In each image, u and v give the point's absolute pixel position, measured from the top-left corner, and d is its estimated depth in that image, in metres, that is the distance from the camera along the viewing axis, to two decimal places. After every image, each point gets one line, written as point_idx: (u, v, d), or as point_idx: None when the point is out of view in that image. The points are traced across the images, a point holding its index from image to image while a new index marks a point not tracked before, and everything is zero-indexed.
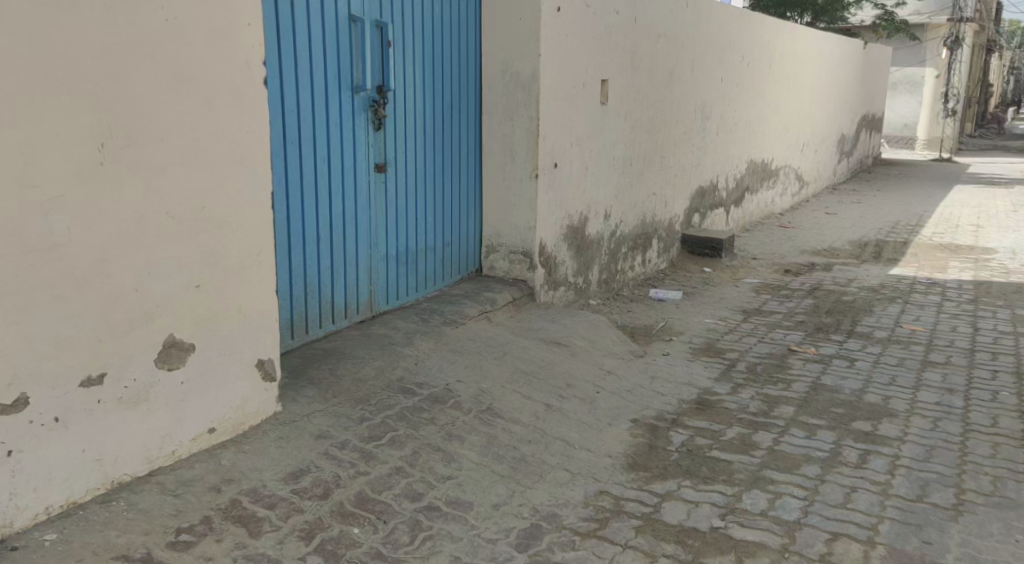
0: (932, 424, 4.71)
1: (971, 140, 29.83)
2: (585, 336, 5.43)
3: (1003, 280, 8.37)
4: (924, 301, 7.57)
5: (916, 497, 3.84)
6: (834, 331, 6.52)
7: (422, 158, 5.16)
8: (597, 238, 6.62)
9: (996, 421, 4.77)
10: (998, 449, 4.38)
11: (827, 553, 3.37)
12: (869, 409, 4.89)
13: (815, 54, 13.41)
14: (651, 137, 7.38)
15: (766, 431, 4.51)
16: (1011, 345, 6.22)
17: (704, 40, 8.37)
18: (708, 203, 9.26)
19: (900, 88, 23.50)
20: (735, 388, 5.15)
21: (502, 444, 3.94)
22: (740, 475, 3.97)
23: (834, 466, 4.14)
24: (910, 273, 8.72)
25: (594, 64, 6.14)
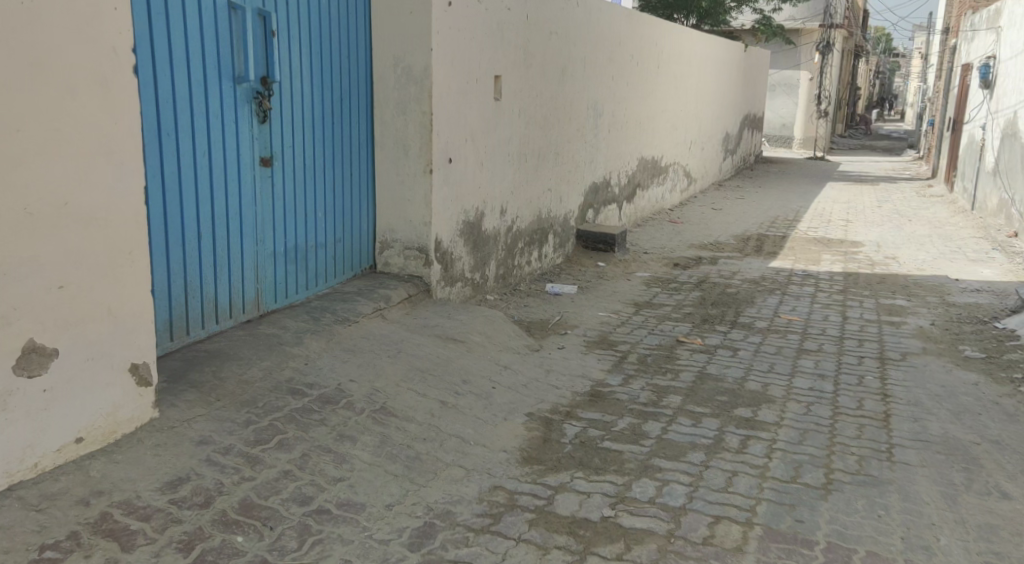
0: (805, 408, 4.95)
1: (843, 140, 31.48)
2: (480, 331, 5.45)
3: (870, 271, 8.88)
4: (800, 291, 7.95)
5: (791, 478, 4.03)
6: (719, 322, 6.76)
7: (310, 152, 5.07)
8: (494, 234, 6.65)
9: (863, 404, 5.05)
10: (865, 430, 4.65)
11: (710, 536, 3.50)
12: (749, 396, 5.09)
13: (700, 56, 13.85)
14: (545, 133, 7.45)
15: (655, 420, 4.64)
16: (876, 332, 6.60)
17: (595, 38, 8.51)
18: (601, 199, 9.43)
19: (778, 89, 24.53)
20: (626, 379, 5.27)
21: (396, 443, 3.91)
22: (630, 465, 4.08)
23: (717, 451, 4.29)
24: (787, 265, 9.14)
25: (487, 60, 6.15)
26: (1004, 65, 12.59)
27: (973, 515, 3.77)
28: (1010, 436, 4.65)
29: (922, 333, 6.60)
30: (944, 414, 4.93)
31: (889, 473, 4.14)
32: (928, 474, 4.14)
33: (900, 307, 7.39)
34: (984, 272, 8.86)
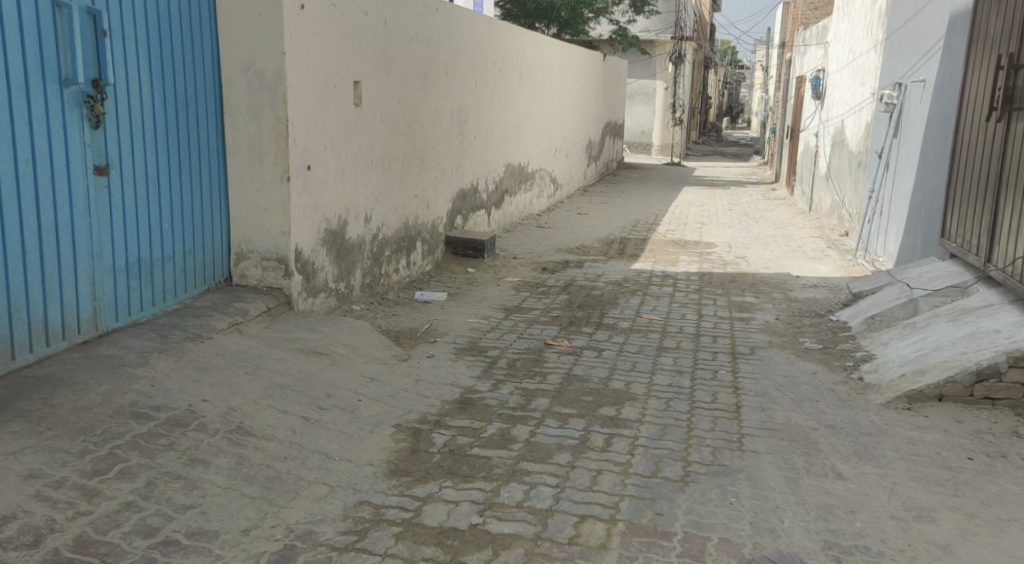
0: (665, 404, 5.10)
1: (698, 147, 32.90)
2: (345, 343, 5.33)
3: (722, 271, 9.29)
4: (659, 292, 8.22)
5: (651, 473, 4.14)
6: (585, 323, 6.89)
7: (152, 162, 4.81)
8: (358, 243, 6.53)
9: (717, 397, 5.27)
10: (719, 423, 4.84)
11: (575, 535, 3.55)
12: (613, 395, 5.21)
13: (561, 65, 14.12)
14: (409, 139, 7.38)
15: (523, 424, 4.67)
16: (728, 328, 6.91)
17: (456, 45, 8.51)
18: (470, 206, 9.44)
19: (635, 98, 25.36)
20: (495, 385, 5.28)
21: (253, 463, 3.76)
22: (498, 470, 4.08)
23: (583, 451, 4.36)
24: (648, 267, 9.44)
25: (345, 65, 6.03)
26: (832, 76, 13.49)
27: (812, 496, 3.98)
28: (845, 420, 4.95)
29: (768, 327, 6.96)
30: (788, 403, 5.20)
31: (739, 462, 4.32)
32: (774, 461, 4.35)
33: (750, 304, 7.77)
34: (821, 268, 9.45)
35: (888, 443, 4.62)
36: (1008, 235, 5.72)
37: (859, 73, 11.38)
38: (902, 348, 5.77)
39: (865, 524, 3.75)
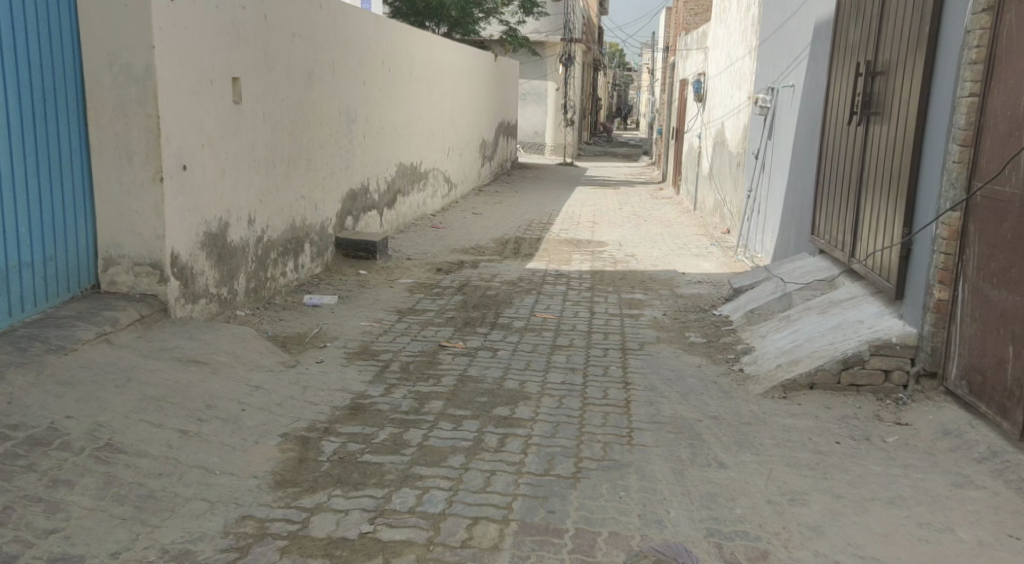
0: (558, 402, 5.14)
1: (590, 148, 33.44)
2: (227, 350, 5.14)
3: (614, 269, 9.45)
4: (553, 290, 8.29)
5: (544, 471, 4.15)
6: (479, 324, 6.87)
7: (3, 161, 4.52)
8: (241, 245, 6.31)
9: (608, 393, 5.34)
10: (611, 418, 4.91)
11: (468, 538, 3.52)
12: (507, 395, 5.21)
13: (452, 65, 14.08)
14: (294, 138, 7.19)
15: (416, 428, 4.60)
16: (619, 325, 7.02)
17: (342, 42, 8.35)
18: (360, 206, 9.28)
19: (527, 99, 25.55)
20: (388, 389, 5.19)
21: (124, 481, 3.57)
22: (390, 476, 4.00)
23: (477, 452, 4.34)
24: (542, 266, 9.50)
25: (222, 60, 5.81)
26: (712, 80, 13.94)
27: (695, 486, 4.09)
28: (727, 411, 5.11)
29: (657, 323, 7.12)
30: (675, 397, 5.32)
31: (628, 456, 4.39)
32: (661, 454, 4.44)
33: (640, 300, 7.93)
34: (706, 265, 9.74)
35: (766, 432, 4.79)
36: (868, 232, 6.03)
37: (736, 78, 11.79)
38: (778, 340, 6.00)
39: (744, 510, 3.87)
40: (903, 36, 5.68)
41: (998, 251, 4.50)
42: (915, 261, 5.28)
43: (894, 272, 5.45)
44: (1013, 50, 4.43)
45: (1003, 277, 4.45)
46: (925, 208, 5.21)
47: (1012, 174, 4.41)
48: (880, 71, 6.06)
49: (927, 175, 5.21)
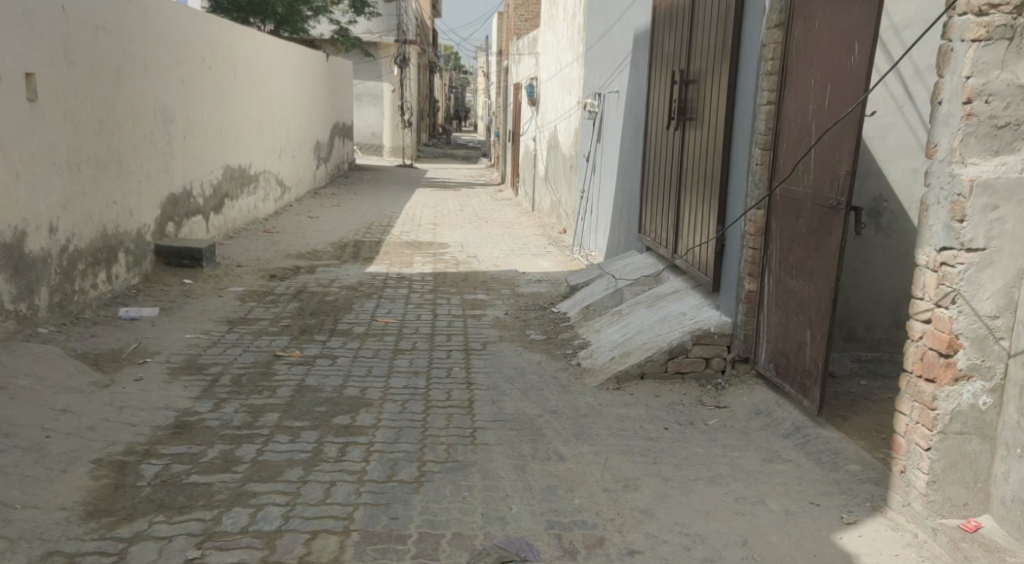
0: (400, 406, 5.05)
1: (429, 150, 33.36)
2: (28, 373, 4.71)
3: (456, 270, 9.45)
4: (394, 294, 8.18)
5: (386, 478, 4.06)
6: (317, 331, 6.66)
7: None
8: (43, 256, 5.81)
9: (451, 394, 5.31)
10: (453, 419, 4.88)
11: (305, 553, 3.39)
12: (347, 403, 5.07)
13: (281, 64, 13.64)
14: (102, 140, 6.71)
15: (249, 443, 4.39)
16: (461, 326, 7.01)
17: (154, 39, 7.88)
18: (183, 211, 8.79)
19: (363, 100, 25.11)
20: (217, 404, 4.92)
21: None
22: (220, 496, 3.79)
23: (316, 464, 4.19)
24: (382, 270, 9.35)
25: (12, 54, 5.34)
26: (544, 84, 14.24)
27: (536, 480, 4.12)
28: (566, 405, 5.20)
29: (499, 322, 7.17)
30: (515, 394, 5.37)
31: (470, 455, 4.37)
32: (504, 451, 4.45)
33: (481, 301, 7.96)
34: (545, 264, 9.91)
35: (601, 422, 4.91)
36: (688, 231, 6.33)
37: (566, 82, 12.10)
38: (611, 334, 6.19)
39: (582, 500, 3.94)
40: (710, 45, 6.00)
41: (795, 245, 4.82)
42: (728, 255, 5.59)
43: (710, 266, 5.76)
44: (801, 60, 4.77)
45: (799, 269, 4.78)
46: (735, 205, 5.53)
47: (804, 173, 4.75)
48: (693, 78, 6.37)
49: (736, 176, 5.53)
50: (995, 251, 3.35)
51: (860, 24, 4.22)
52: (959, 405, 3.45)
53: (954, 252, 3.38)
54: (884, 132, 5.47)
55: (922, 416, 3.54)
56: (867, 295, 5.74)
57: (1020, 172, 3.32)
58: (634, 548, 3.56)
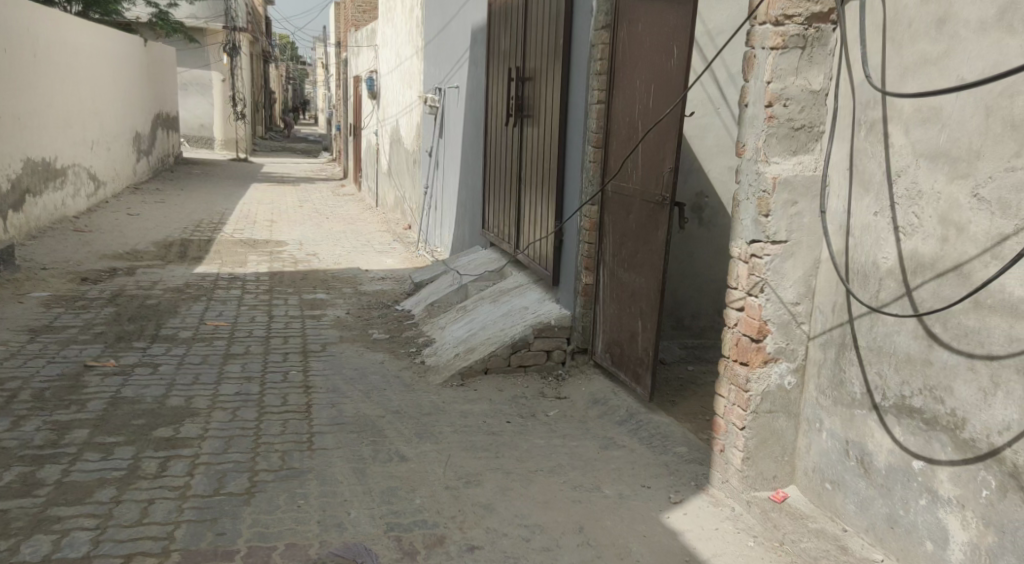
0: (230, 415, 4.88)
1: (266, 142, 32.27)
2: None
3: (293, 269, 9.20)
4: (225, 295, 7.87)
5: (212, 491, 3.92)
6: (137, 338, 6.31)
7: None
8: None
9: (287, 399, 5.18)
10: (288, 425, 4.76)
11: None
12: (170, 413, 4.84)
13: (90, 50, 12.79)
14: None
15: (53, 463, 4.11)
16: (299, 327, 6.85)
17: None
18: None
19: (190, 89, 23.71)
20: (16, 422, 4.57)
21: None
22: (18, 524, 3.55)
23: (132, 481, 3.98)
24: (213, 270, 8.97)
25: None
26: (383, 78, 14.07)
27: (376, 483, 4.10)
28: (408, 404, 5.20)
29: (339, 322, 7.06)
30: (356, 396, 5.30)
31: (308, 461, 4.29)
32: (341, 455, 4.39)
33: (320, 300, 7.81)
34: (389, 261, 9.84)
35: (445, 420, 4.94)
36: (528, 226, 6.48)
37: (406, 77, 12.03)
38: (455, 331, 6.24)
39: (423, 500, 3.96)
40: (544, 44, 6.15)
41: (627, 239, 5.04)
42: (566, 250, 5.77)
43: (550, 260, 5.93)
44: (628, 62, 4.98)
45: (631, 262, 4.99)
46: (572, 201, 5.71)
47: (632, 171, 4.96)
48: (528, 76, 6.51)
49: (571, 172, 5.72)
50: (795, 243, 3.63)
51: (678, 29, 4.45)
52: (768, 386, 3.73)
53: (761, 244, 3.63)
54: (703, 132, 5.82)
55: (738, 398, 3.80)
56: (692, 285, 6.08)
57: (814, 170, 3.61)
58: (473, 544, 3.61)
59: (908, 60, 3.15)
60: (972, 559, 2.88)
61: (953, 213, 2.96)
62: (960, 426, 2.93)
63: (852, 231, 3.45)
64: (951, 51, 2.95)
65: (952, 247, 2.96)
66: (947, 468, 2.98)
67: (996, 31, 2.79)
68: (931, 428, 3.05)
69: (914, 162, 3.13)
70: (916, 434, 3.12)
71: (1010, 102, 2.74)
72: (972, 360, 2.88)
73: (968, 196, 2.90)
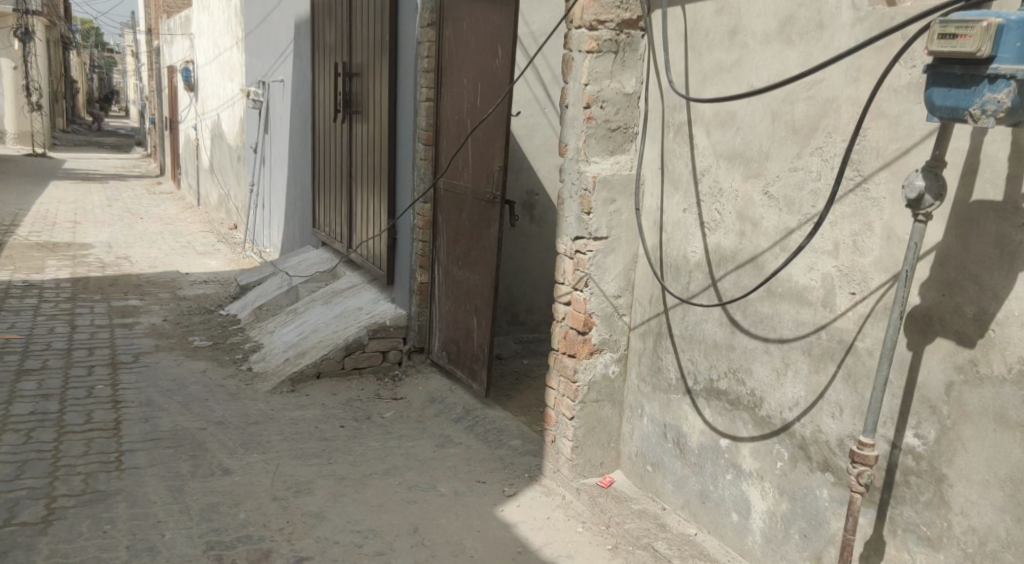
0: (25, 437, 4.54)
1: (70, 136, 30.01)
2: None
3: (100, 274, 8.65)
4: (19, 305, 7.28)
5: (3, 523, 3.64)
6: None
7: None
8: None
9: (92, 416, 4.87)
10: (92, 444, 4.49)
11: None
12: None
13: None
14: None
15: None
16: (107, 337, 6.45)
17: None
18: None
19: None
20: None
21: None
22: None
23: None
24: (4, 278, 8.28)
25: None
26: (201, 70, 13.44)
27: (196, 499, 3.95)
28: (231, 414, 5.03)
29: (154, 330, 6.71)
30: (174, 408, 5.07)
31: (116, 483, 4.07)
32: (155, 473, 4.19)
33: (132, 307, 7.39)
34: (212, 263, 9.45)
35: (273, 428, 4.82)
36: (361, 224, 6.43)
37: (227, 68, 11.55)
38: (285, 334, 6.09)
39: (248, 514, 3.85)
40: (370, 40, 6.11)
41: (460, 237, 5.10)
42: (400, 248, 5.77)
43: (384, 258, 5.91)
44: (455, 60, 5.04)
45: (464, 259, 5.06)
46: (404, 198, 5.72)
47: (463, 169, 5.03)
48: (355, 72, 6.44)
49: (402, 170, 5.72)
50: (615, 239, 3.82)
51: (502, 30, 4.55)
52: (594, 376, 3.90)
53: (584, 241, 3.78)
54: (532, 132, 5.98)
55: (567, 389, 3.95)
56: (526, 281, 6.23)
57: (630, 169, 3.81)
58: (303, 554, 3.56)
59: (707, 67, 3.38)
60: (771, 527, 3.14)
61: (748, 209, 3.21)
62: (759, 405, 3.19)
63: (664, 226, 3.67)
64: (743, 60, 3.19)
65: (748, 241, 3.21)
66: (748, 444, 3.24)
67: (777, 43, 3.04)
68: (735, 408, 3.30)
69: (715, 162, 3.37)
70: (722, 414, 3.37)
71: (791, 108, 3.00)
72: (767, 344, 3.13)
73: (760, 194, 3.15)
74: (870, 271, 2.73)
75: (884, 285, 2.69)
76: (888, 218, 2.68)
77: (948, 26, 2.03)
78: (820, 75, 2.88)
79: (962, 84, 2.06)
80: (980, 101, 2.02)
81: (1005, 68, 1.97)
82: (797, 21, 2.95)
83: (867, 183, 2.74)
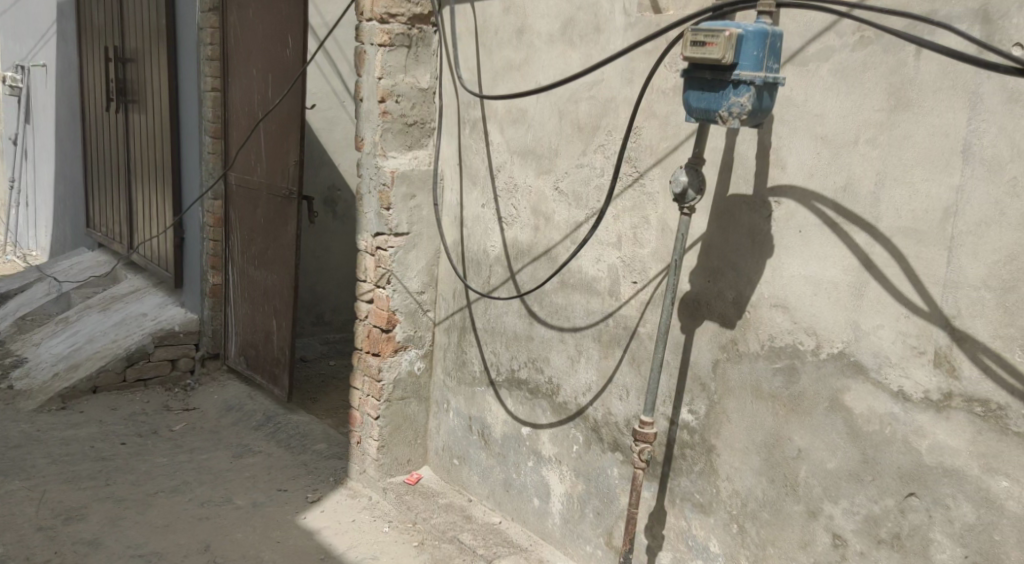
0: None
1: None
2: None
3: None
4: None
5: None
6: None
7: None
8: None
9: None
10: None
11: None
12: None
13: None
14: None
15: None
16: None
17: None
18: None
19: None
20: None
21: None
22: None
23: None
24: None
25: None
26: None
27: None
28: None
29: None
30: None
31: None
32: None
33: None
34: None
35: (39, 451, 4.43)
36: (143, 223, 6.05)
37: None
38: (55, 346, 5.61)
39: (8, 548, 3.52)
40: (144, 24, 5.74)
41: (255, 235, 4.92)
42: (189, 247, 5.49)
43: (172, 259, 5.59)
44: (242, 50, 4.85)
45: (261, 258, 4.89)
46: (191, 193, 5.43)
47: (256, 164, 4.84)
48: (129, 58, 6.04)
49: (188, 164, 5.43)
50: (417, 235, 3.83)
51: (291, 19, 4.42)
52: (399, 373, 3.90)
53: (385, 237, 3.77)
54: (331, 125, 5.87)
55: (371, 388, 3.91)
56: (331, 279, 6.10)
57: (429, 165, 3.83)
58: None
59: (497, 65, 3.47)
60: (568, 508, 3.28)
61: (541, 204, 3.33)
62: (556, 392, 3.32)
63: (464, 221, 3.73)
64: (530, 59, 3.30)
65: (542, 234, 3.32)
66: (547, 430, 3.36)
67: (561, 43, 3.17)
68: (534, 396, 3.42)
69: (509, 158, 3.46)
70: (523, 403, 3.48)
71: (575, 106, 3.14)
72: (562, 333, 3.27)
73: (551, 189, 3.27)
74: (649, 261, 2.90)
75: (659, 274, 2.87)
76: (662, 211, 2.85)
77: (698, 34, 2.20)
78: (599, 76, 3.03)
79: (712, 88, 2.24)
80: (727, 104, 2.21)
81: (745, 74, 2.16)
82: (576, 23, 3.09)
83: (643, 179, 2.90)
